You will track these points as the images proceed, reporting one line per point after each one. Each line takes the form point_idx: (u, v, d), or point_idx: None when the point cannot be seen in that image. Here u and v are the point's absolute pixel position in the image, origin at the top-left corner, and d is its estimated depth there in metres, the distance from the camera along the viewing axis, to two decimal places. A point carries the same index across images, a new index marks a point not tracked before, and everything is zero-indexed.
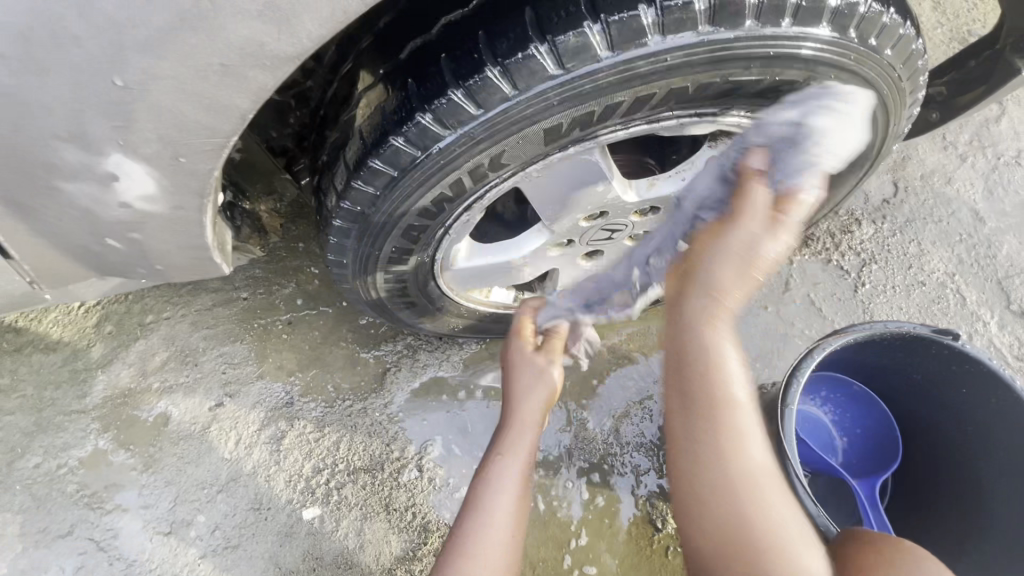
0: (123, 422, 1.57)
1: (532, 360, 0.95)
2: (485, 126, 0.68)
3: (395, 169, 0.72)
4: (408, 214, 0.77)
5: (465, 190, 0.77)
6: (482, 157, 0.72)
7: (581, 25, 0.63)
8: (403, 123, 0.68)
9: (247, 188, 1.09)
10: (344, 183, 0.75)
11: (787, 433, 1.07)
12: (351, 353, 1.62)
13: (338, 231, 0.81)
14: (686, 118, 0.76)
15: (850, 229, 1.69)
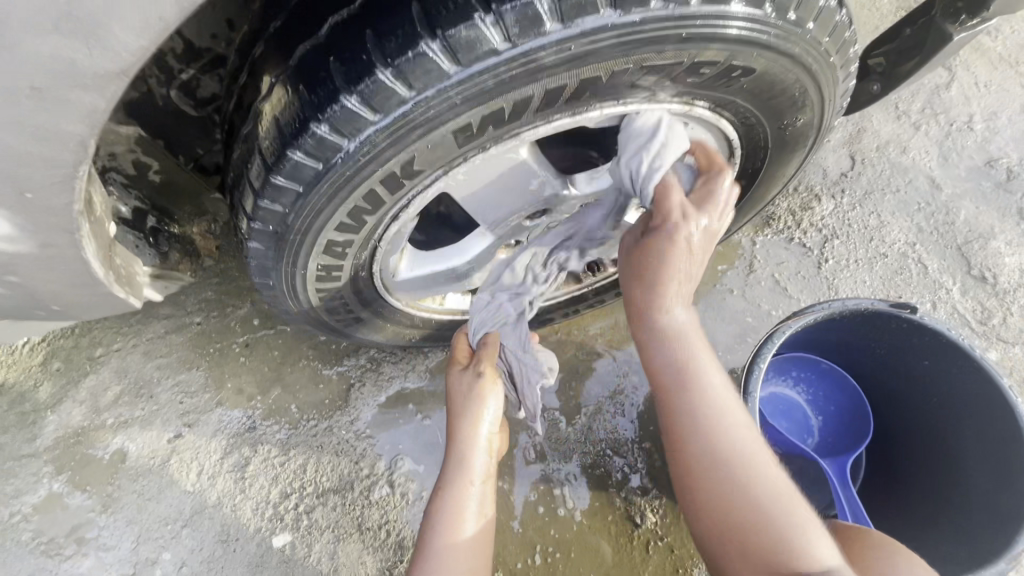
0: (77, 462, 1.50)
1: (473, 384, 0.99)
2: (385, 131, 0.63)
3: (300, 184, 0.67)
4: (325, 230, 0.73)
5: (383, 201, 0.72)
6: (391, 165, 0.67)
7: (473, 17, 0.58)
8: (299, 135, 0.64)
9: (175, 211, 1.06)
10: (251, 203, 0.71)
11: (750, 420, 1.05)
12: (314, 371, 1.57)
13: (256, 253, 0.76)
14: (610, 107, 0.73)
15: (810, 206, 1.68)
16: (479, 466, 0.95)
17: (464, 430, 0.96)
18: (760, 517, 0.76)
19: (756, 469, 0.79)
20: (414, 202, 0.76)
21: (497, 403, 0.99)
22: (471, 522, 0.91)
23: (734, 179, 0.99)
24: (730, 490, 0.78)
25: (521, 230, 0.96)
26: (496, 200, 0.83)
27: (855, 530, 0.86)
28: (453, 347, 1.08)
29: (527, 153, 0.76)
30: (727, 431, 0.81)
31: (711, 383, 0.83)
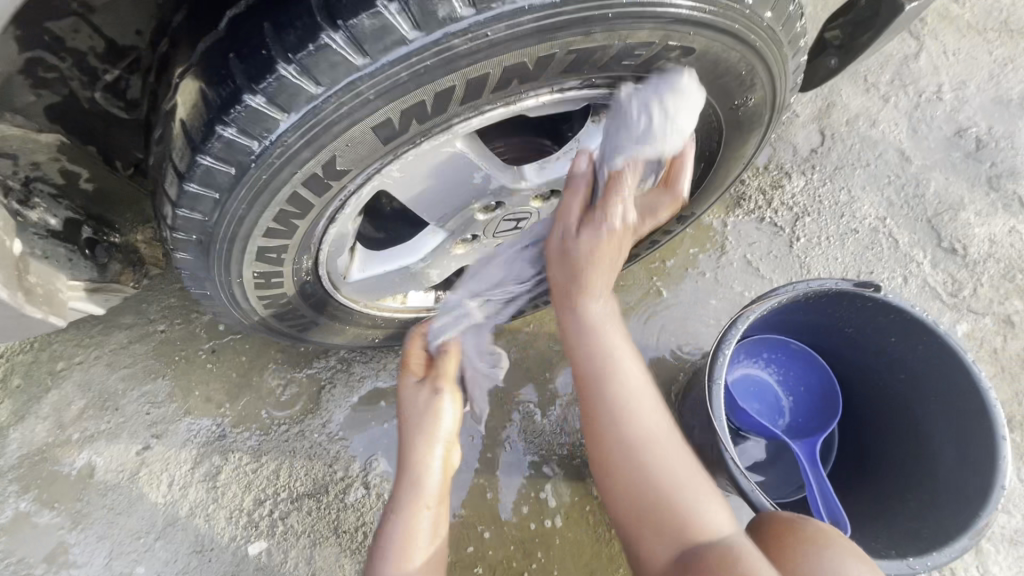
0: (43, 480, 1.46)
1: (426, 398, 0.98)
2: (298, 131, 0.60)
3: (216, 191, 0.64)
4: (252, 237, 0.70)
5: (311, 204, 0.69)
6: (310, 166, 0.64)
7: (376, 5, 0.55)
8: (206, 139, 0.61)
9: (112, 218, 1.01)
10: (169, 212, 0.67)
11: (716, 408, 1.05)
12: (283, 375, 1.54)
13: (184, 263, 0.74)
14: (546, 95, 0.70)
15: (781, 184, 1.66)
16: (432, 483, 0.93)
17: (419, 445, 0.94)
18: (660, 498, 0.83)
19: (661, 455, 0.85)
20: (349, 204, 0.73)
21: (452, 418, 0.98)
22: (424, 543, 0.89)
23: (692, 163, 0.97)
24: (639, 475, 0.84)
25: (475, 224, 0.93)
26: (439, 195, 0.79)
27: (786, 524, 0.83)
28: (407, 352, 1.04)
29: (466, 145, 0.73)
30: (638, 420, 0.87)
31: (625, 376, 0.89)
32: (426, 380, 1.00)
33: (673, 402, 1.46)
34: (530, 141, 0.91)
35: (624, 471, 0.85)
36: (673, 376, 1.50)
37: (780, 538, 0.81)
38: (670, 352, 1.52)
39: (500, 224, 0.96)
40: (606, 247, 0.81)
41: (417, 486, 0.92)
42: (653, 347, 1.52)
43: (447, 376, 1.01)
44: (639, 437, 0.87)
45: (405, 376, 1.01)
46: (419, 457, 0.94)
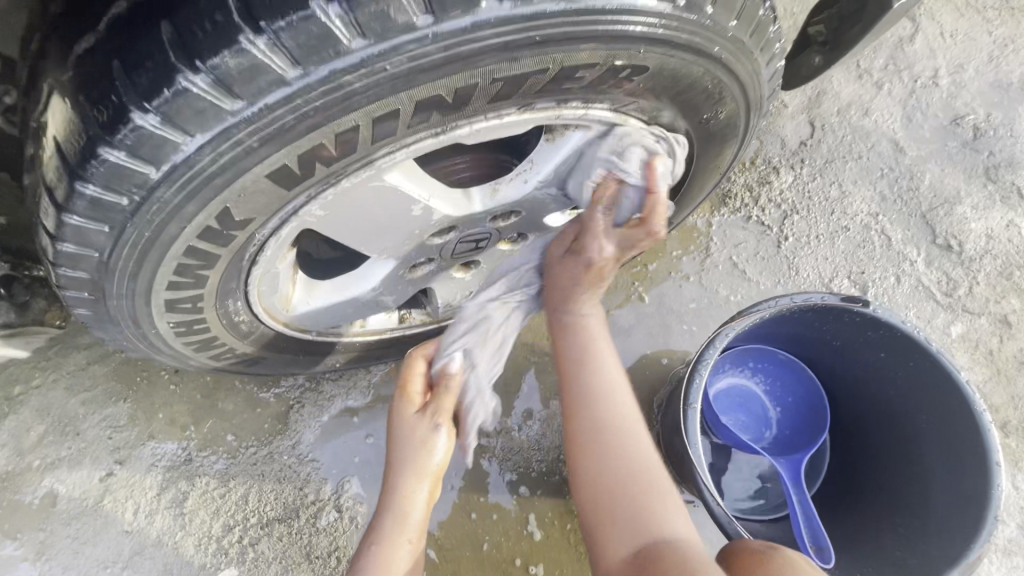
0: (4, 511, 1.40)
1: (418, 428, 0.86)
2: (172, 184, 0.54)
3: (94, 250, 0.59)
4: (153, 289, 0.65)
5: (215, 253, 0.64)
6: (200, 220, 0.58)
7: (239, 40, 0.48)
8: (69, 197, 0.55)
9: (34, 250, 0.91)
10: (52, 271, 0.63)
11: (691, 434, 0.98)
12: (250, 395, 1.48)
13: (88, 316, 0.69)
14: (480, 123, 0.63)
15: (768, 180, 1.58)
16: (414, 522, 0.85)
17: (402, 481, 0.84)
18: (622, 493, 0.80)
19: (636, 453, 0.83)
20: (268, 246, 0.67)
21: (442, 457, 0.87)
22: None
23: None
24: (607, 463, 0.82)
25: (427, 248, 0.85)
26: (376, 228, 0.72)
27: (756, 554, 0.77)
28: (403, 376, 0.91)
29: (400, 177, 0.66)
30: (614, 409, 0.84)
31: (609, 366, 0.86)
32: (426, 416, 0.88)
33: (655, 414, 1.40)
34: (486, 157, 0.83)
35: (594, 456, 0.82)
36: (655, 387, 1.44)
37: (748, 566, 0.75)
38: (652, 361, 1.45)
39: (457, 246, 0.88)
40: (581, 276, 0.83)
41: (398, 528, 0.84)
42: (634, 357, 1.45)
43: (445, 412, 0.88)
44: (615, 421, 0.84)
45: (401, 400, 0.89)
46: (399, 495, 0.85)
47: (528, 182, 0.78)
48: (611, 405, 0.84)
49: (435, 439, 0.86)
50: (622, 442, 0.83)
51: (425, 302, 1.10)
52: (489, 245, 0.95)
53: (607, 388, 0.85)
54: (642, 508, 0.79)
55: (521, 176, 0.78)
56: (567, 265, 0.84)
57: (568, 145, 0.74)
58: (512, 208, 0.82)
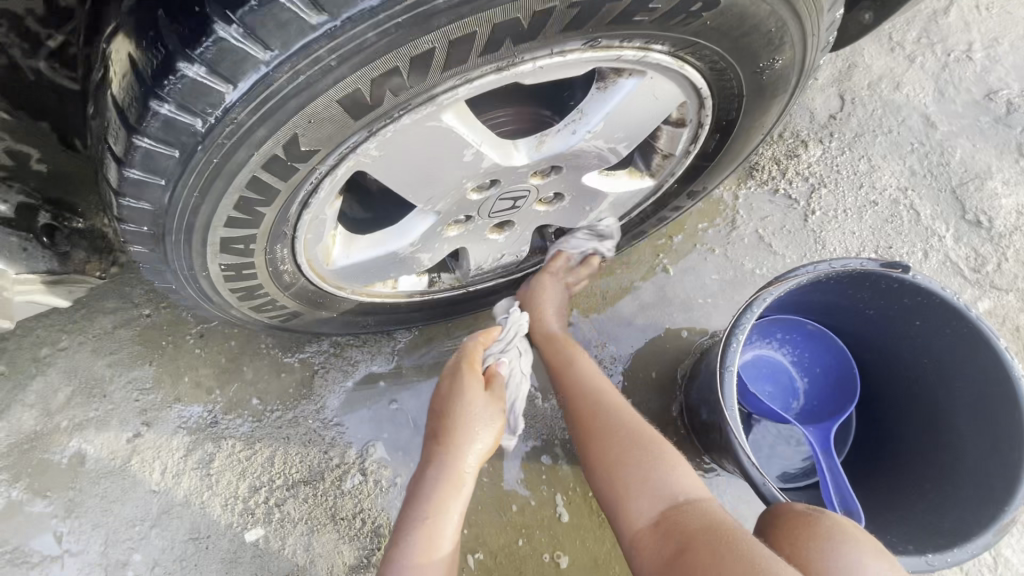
0: (34, 469, 1.42)
1: (467, 398, 0.91)
2: (247, 105, 0.54)
3: (160, 177, 0.59)
4: (212, 224, 0.66)
5: (275, 189, 0.64)
6: (269, 147, 0.58)
7: None
8: (141, 118, 0.55)
9: (74, 202, 0.93)
10: (113, 202, 0.63)
11: (727, 398, 0.99)
12: (275, 360, 1.49)
13: (143, 255, 0.70)
14: (545, 59, 0.62)
15: (796, 153, 1.56)
16: (459, 497, 0.88)
17: (451, 450, 0.88)
18: (635, 462, 0.90)
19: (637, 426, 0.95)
20: (322, 187, 0.67)
21: (496, 437, 0.91)
22: (445, 554, 0.85)
23: (708, 134, 0.88)
24: (611, 439, 0.94)
25: (468, 204, 0.84)
26: (425, 175, 0.71)
27: (802, 516, 0.77)
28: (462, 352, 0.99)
29: (454, 118, 0.66)
30: (607, 400, 1.01)
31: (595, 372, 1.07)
32: (491, 399, 0.93)
33: (678, 384, 1.41)
34: (529, 110, 0.82)
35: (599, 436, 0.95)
36: (679, 358, 1.44)
37: (794, 529, 0.76)
38: (676, 333, 1.45)
39: (496, 204, 0.87)
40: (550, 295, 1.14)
41: (443, 497, 0.86)
42: (658, 327, 1.45)
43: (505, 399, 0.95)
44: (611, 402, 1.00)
45: (456, 373, 0.95)
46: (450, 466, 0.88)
47: (576, 134, 0.77)
48: (603, 390, 1.02)
49: (485, 412, 0.91)
50: (620, 416, 0.97)
51: (455, 266, 1.09)
52: (527, 205, 0.94)
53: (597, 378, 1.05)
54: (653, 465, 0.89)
55: (569, 127, 0.77)
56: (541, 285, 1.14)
57: (620, 93, 0.73)
58: (555, 163, 0.81)
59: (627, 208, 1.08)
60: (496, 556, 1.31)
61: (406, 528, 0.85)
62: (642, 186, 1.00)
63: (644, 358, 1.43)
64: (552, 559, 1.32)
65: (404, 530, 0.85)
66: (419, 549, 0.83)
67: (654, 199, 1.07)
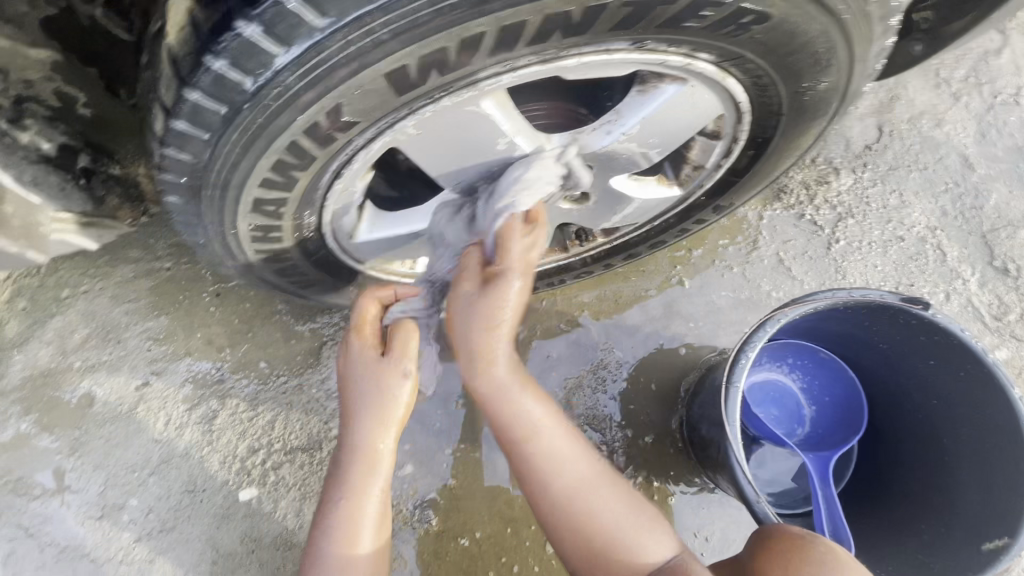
0: (44, 404, 1.47)
1: (370, 370, 0.91)
2: (295, 70, 0.56)
3: (204, 130, 0.61)
4: (246, 184, 0.67)
5: (311, 155, 0.65)
6: (312, 113, 0.59)
7: None
8: (195, 72, 0.57)
9: (113, 149, 0.95)
10: (158, 150, 0.65)
11: (731, 414, 0.99)
12: (287, 326, 1.52)
13: (176, 206, 0.72)
14: (588, 56, 0.63)
15: (826, 179, 1.54)
16: (375, 479, 0.89)
17: (357, 436, 0.89)
18: (602, 549, 0.83)
19: (598, 506, 0.85)
20: (357, 158, 0.69)
21: (402, 407, 0.91)
22: (367, 538, 0.88)
23: (742, 149, 0.88)
24: (567, 516, 0.85)
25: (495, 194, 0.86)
26: (456, 160, 0.73)
27: (796, 541, 0.78)
28: (359, 320, 0.94)
29: (494, 106, 0.67)
30: (561, 479, 0.86)
31: (548, 436, 0.87)
32: (387, 364, 0.91)
33: (681, 396, 1.41)
34: (564, 106, 0.84)
35: (553, 512, 0.86)
36: (685, 371, 1.43)
37: (787, 555, 0.76)
38: (673, 349, 1.45)
39: None
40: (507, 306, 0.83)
41: (355, 490, 0.88)
42: (666, 338, 1.45)
43: (409, 356, 0.92)
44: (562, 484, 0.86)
45: (357, 344, 0.93)
46: (358, 460, 0.89)
47: (611, 134, 0.77)
48: (553, 461, 0.86)
49: (393, 389, 0.90)
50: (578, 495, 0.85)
51: None
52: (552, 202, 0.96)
53: (547, 439, 0.87)
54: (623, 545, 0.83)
55: (604, 126, 0.77)
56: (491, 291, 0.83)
57: (660, 97, 0.73)
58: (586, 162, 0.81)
59: (657, 215, 1.09)
60: (480, 544, 1.33)
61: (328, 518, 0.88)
62: (669, 195, 1.01)
63: (649, 366, 1.43)
64: (534, 557, 1.33)
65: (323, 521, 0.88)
66: (339, 534, 0.86)
67: (681, 210, 1.09)
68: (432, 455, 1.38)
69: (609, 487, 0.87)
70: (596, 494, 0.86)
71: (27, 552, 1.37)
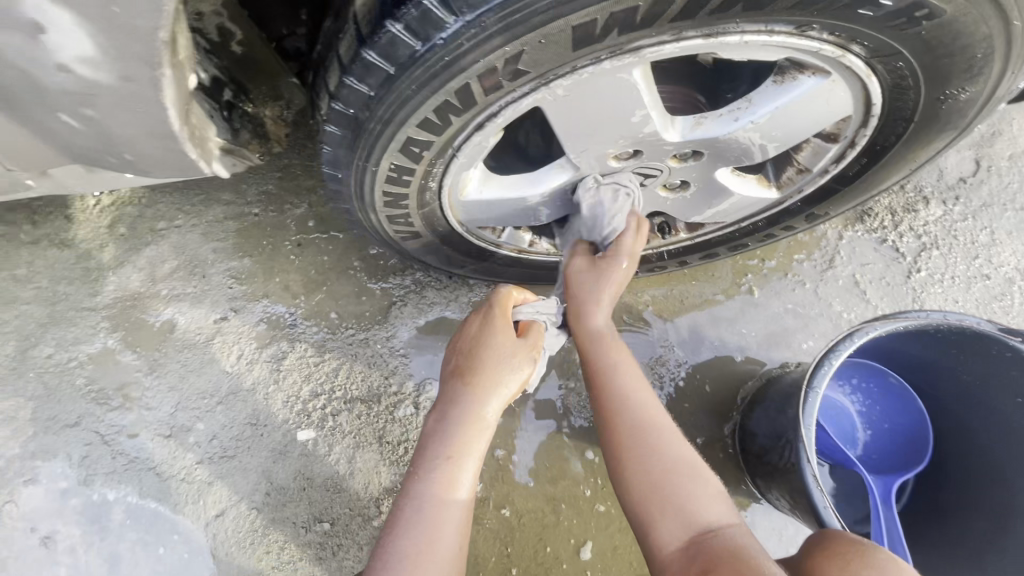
0: (131, 324, 1.58)
1: (502, 348, 0.98)
2: (498, 13, 0.60)
3: (392, 64, 0.66)
4: (406, 122, 0.71)
5: (473, 102, 0.70)
6: (494, 58, 0.64)
7: None
8: (403, 6, 0.62)
9: (249, 88, 1.00)
10: (338, 79, 0.71)
11: (807, 417, 0.99)
12: (360, 282, 1.59)
13: (331, 136, 0.77)
14: (752, 35, 0.67)
15: (914, 208, 1.51)
16: (481, 440, 0.94)
17: (472, 400, 0.94)
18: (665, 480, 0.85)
19: (670, 449, 0.88)
20: (504, 113, 0.72)
21: (519, 384, 0.97)
22: (463, 497, 0.91)
23: (855, 156, 0.91)
24: (641, 458, 0.87)
25: (604, 170, 0.89)
26: (592, 125, 0.75)
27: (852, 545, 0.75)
28: (504, 297, 1.03)
29: (642, 77, 0.70)
30: (642, 415, 0.91)
31: (636, 387, 0.94)
32: (522, 347, 0.99)
33: (738, 403, 1.40)
34: (683, 92, 0.88)
35: (632, 458, 0.88)
36: (744, 380, 1.43)
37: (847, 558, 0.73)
38: (729, 356, 1.45)
39: (626, 176, 0.92)
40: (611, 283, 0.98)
41: (463, 449, 0.92)
42: (729, 344, 1.45)
43: (538, 347, 1.02)
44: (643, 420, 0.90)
45: (498, 321, 1.00)
46: (470, 423, 0.93)
47: (739, 120, 0.79)
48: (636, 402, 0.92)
49: (519, 369, 0.97)
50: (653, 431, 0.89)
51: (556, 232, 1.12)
52: (650, 187, 0.98)
53: (632, 383, 0.93)
54: (684, 489, 0.84)
55: (732, 113, 0.80)
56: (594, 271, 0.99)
57: (796, 89, 0.76)
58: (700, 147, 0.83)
59: (744, 215, 1.09)
60: (521, 517, 1.36)
61: (428, 464, 0.91)
62: (766, 197, 1.01)
63: (707, 368, 1.44)
64: (572, 537, 1.35)
65: (425, 466, 0.91)
66: (441, 482, 0.90)
67: (770, 214, 1.08)
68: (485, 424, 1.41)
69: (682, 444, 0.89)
70: (671, 439, 0.89)
71: (100, 457, 1.47)
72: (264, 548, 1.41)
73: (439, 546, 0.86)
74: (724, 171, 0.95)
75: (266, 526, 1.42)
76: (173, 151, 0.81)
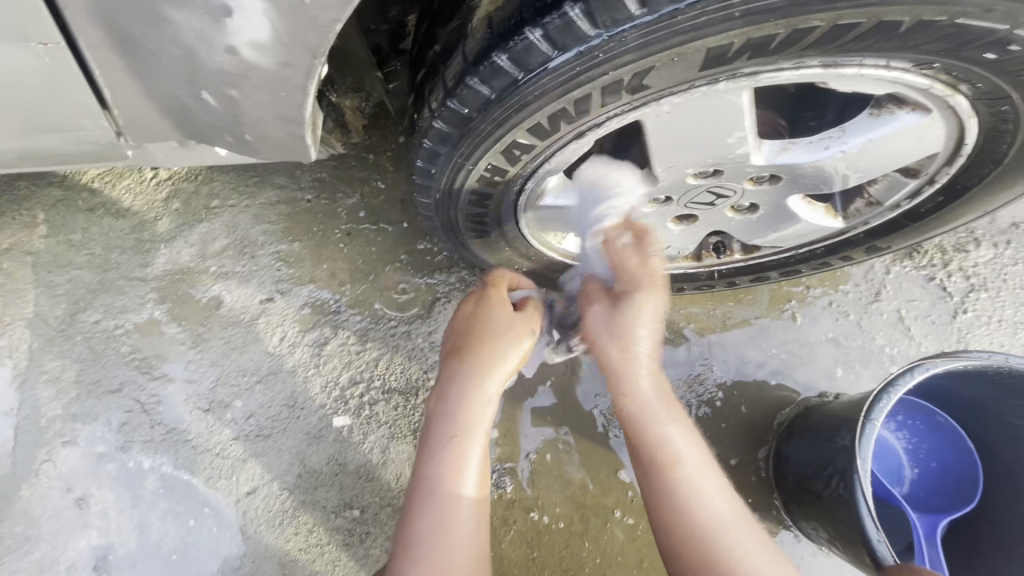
0: (178, 297, 1.60)
1: (496, 322, 1.00)
2: (640, 30, 0.66)
3: (521, 70, 0.71)
4: (519, 125, 0.77)
5: (590, 110, 0.75)
6: (624, 72, 0.70)
7: None
8: (548, 14, 0.67)
9: (336, 78, 1.03)
10: (459, 78, 0.76)
11: (863, 451, 1.05)
12: (405, 275, 1.61)
13: (437, 133, 0.82)
14: (868, 68, 0.72)
15: (965, 248, 1.51)
16: (486, 415, 0.94)
17: (474, 380, 0.94)
18: None
19: (739, 546, 0.80)
20: (611, 122, 0.78)
21: (518, 357, 0.99)
22: (472, 481, 0.91)
23: (931, 193, 0.95)
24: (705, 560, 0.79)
25: (680, 186, 0.91)
26: (689, 141, 0.81)
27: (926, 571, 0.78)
28: (494, 279, 1.07)
29: (748, 101, 0.76)
30: (700, 504, 0.83)
31: (687, 466, 0.85)
32: (520, 321, 1.01)
33: (773, 427, 1.41)
34: (770, 117, 0.91)
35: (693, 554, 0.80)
36: (782, 405, 1.43)
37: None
38: (764, 380, 1.45)
39: (699, 194, 0.94)
40: (648, 319, 0.90)
41: (465, 433, 0.92)
42: (769, 369, 1.45)
43: (536, 321, 1.04)
44: (702, 510, 0.82)
45: (492, 296, 1.03)
46: (468, 405, 0.93)
47: (830, 149, 0.85)
48: (692, 484, 0.84)
49: (519, 345, 0.99)
50: (714, 524, 0.81)
51: None
52: (719, 207, 0.99)
53: (685, 459, 0.86)
54: None
55: (824, 141, 0.85)
56: (625, 304, 0.90)
57: (889, 123, 0.82)
58: (779, 172, 0.88)
59: (802, 243, 1.10)
60: (551, 522, 1.37)
61: (433, 445, 0.93)
62: (831, 226, 1.04)
63: (745, 390, 1.44)
64: (600, 546, 1.36)
65: (431, 447, 0.92)
66: (446, 467, 0.91)
67: (831, 243, 1.09)
68: (521, 428, 1.42)
69: (750, 536, 0.81)
70: (735, 530, 0.81)
71: (139, 425, 1.50)
72: (293, 529, 1.43)
73: (453, 533, 0.87)
74: (797, 196, 0.97)
75: (296, 507, 1.44)
76: (291, 136, 0.85)
